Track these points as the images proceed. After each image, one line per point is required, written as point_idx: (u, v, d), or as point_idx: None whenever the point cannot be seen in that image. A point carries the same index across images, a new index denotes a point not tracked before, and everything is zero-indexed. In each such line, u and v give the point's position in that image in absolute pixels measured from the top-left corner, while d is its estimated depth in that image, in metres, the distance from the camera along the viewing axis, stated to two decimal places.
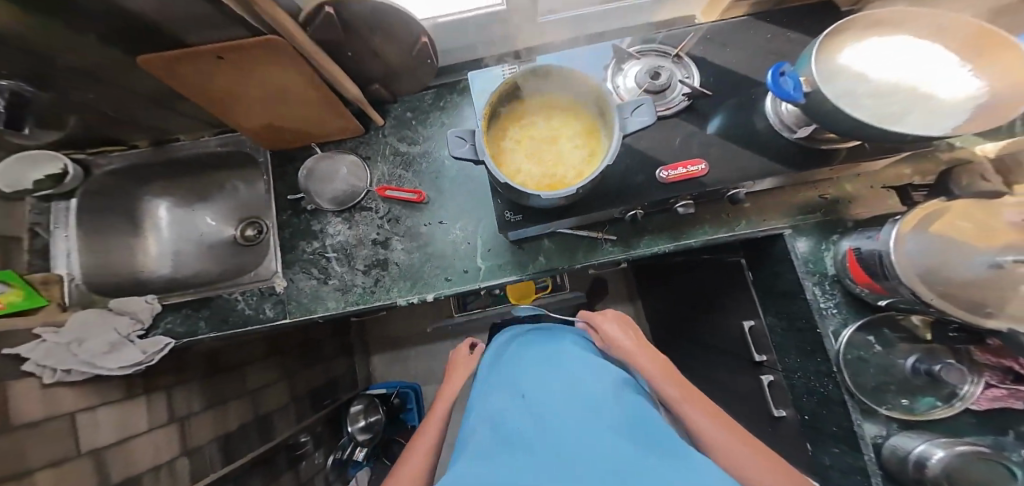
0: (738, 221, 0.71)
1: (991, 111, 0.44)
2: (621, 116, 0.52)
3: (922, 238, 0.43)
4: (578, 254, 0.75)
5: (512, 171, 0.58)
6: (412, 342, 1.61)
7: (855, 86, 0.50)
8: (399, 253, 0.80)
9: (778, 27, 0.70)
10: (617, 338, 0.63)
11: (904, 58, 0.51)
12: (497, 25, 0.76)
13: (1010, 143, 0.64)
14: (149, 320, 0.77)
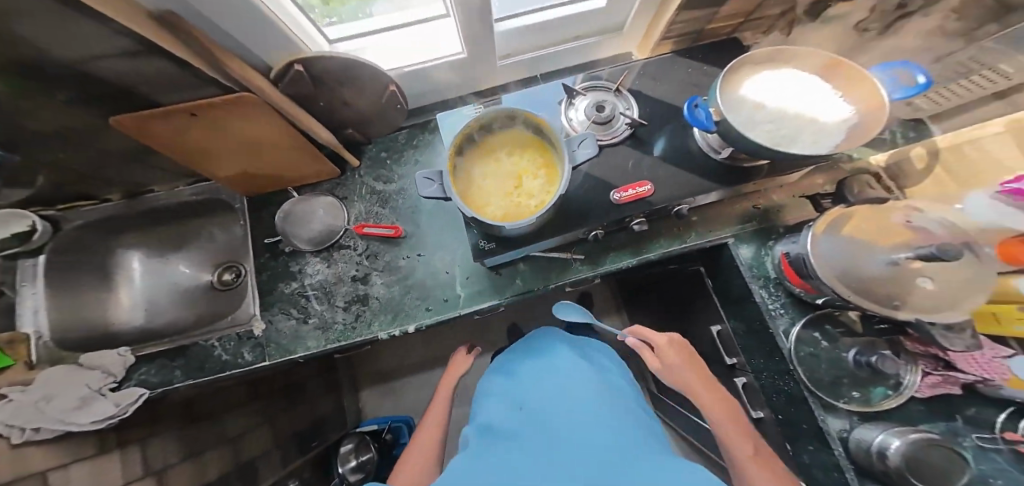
0: (689, 233, 0.77)
1: (857, 132, 0.54)
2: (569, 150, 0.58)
3: (836, 241, 0.53)
4: (550, 275, 0.79)
5: (478, 205, 0.62)
6: (403, 374, 1.59)
7: (756, 113, 0.59)
8: (379, 287, 0.82)
9: (696, 62, 0.80)
10: (683, 371, 0.62)
11: (791, 86, 0.60)
12: (459, 72, 0.82)
13: (894, 153, 0.73)
14: (122, 373, 0.75)
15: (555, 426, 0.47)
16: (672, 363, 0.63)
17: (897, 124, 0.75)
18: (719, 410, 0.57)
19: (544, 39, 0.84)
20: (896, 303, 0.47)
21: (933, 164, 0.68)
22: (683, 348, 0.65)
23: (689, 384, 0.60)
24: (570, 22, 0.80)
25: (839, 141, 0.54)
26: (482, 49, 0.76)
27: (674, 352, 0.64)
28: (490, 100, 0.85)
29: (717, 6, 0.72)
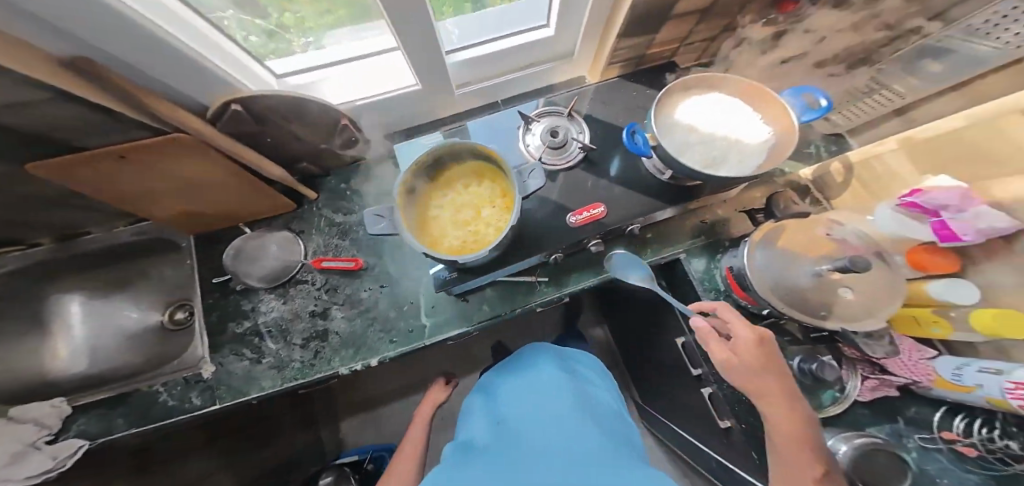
0: (645, 251, 0.79)
1: (774, 153, 0.60)
2: (520, 180, 0.60)
3: (768, 252, 0.59)
4: (517, 300, 0.79)
5: (434, 239, 0.62)
6: (382, 401, 1.51)
7: (687, 138, 0.63)
8: (339, 322, 0.80)
9: (641, 86, 0.85)
10: (761, 375, 0.50)
11: (718, 109, 0.65)
12: (419, 103, 0.83)
13: (818, 168, 0.77)
14: (57, 425, 0.70)
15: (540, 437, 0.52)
16: (751, 364, 0.50)
17: (821, 139, 0.81)
18: (792, 426, 0.47)
19: (499, 68, 0.87)
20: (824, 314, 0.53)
21: (851, 178, 0.72)
22: (768, 347, 0.52)
23: (762, 389, 0.49)
24: (522, 51, 0.83)
25: (756, 166, 0.60)
26: (437, 83, 0.78)
27: (756, 352, 0.51)
28: (452, 128, 0.86)
29: (653, 33, 0.77)
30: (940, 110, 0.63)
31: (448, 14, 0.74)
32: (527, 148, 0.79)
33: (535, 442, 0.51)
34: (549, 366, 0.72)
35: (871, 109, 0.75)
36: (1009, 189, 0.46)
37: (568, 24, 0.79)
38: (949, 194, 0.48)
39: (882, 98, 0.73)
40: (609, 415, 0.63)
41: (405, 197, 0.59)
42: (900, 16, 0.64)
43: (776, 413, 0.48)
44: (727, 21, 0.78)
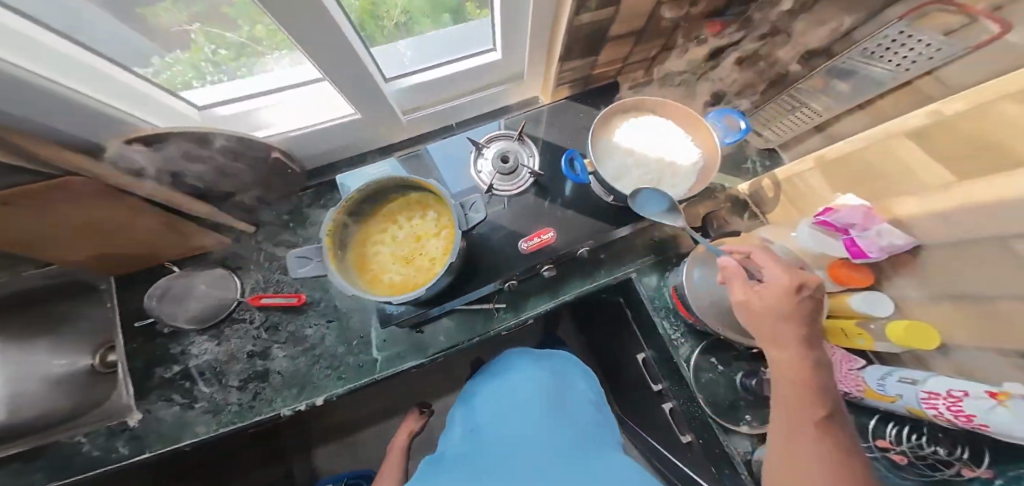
0: (600, 271, 0.78)
1: (703, 173, 0.62)
2: (462, 211, 0.55)
3: (704, 270, 0.64)
4: (476, 327, 0.75)
5: (372, 277, 0.58)
6: (352, 428, 1.35)
7: (624, 162, 0.65)
8: (281, 360, 0.75)
9: (585, 106, 0.88)
10: (775, 321, 0.42)
11: (652, 131, 0.67)
12: (360, 130, 0.78)
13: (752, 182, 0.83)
14: None
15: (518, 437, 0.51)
16: (764, 308, 0.43)
17: (755, 153, 0.88)
18: (798, 375, 0.40)
19: (447, 93, 0.82)
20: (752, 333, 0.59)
21: (781, 194, 0.76)
22: (806, 297, 0.42)
23: (775, 335, 0.43)
24: (469, 76, 0.79)
25: (686, 190, 0.62)
26: (378, 113, 0.73)
27: (775, 299, 0.42)
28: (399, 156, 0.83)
29: (593, 55, 0.77)
30: (855, 128, 0.66)
31: (397, 35, 0.67)
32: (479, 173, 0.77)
33: (508, 445, 0.51)
34: (524, 365, 0.71)
35: (794, 126, 0.79)
36: (934, 203, 0.47)
37: (515, 48, 0.75)
38: (856, 212, 0.53)
39: (800, 117, 0.76)
40: (588, 411, 0.63)
41: (337, 234, 0.55)
42: (814, 39, 0.67)
43: (783, 359, 0.42)
44: (662, 40, 0.79)
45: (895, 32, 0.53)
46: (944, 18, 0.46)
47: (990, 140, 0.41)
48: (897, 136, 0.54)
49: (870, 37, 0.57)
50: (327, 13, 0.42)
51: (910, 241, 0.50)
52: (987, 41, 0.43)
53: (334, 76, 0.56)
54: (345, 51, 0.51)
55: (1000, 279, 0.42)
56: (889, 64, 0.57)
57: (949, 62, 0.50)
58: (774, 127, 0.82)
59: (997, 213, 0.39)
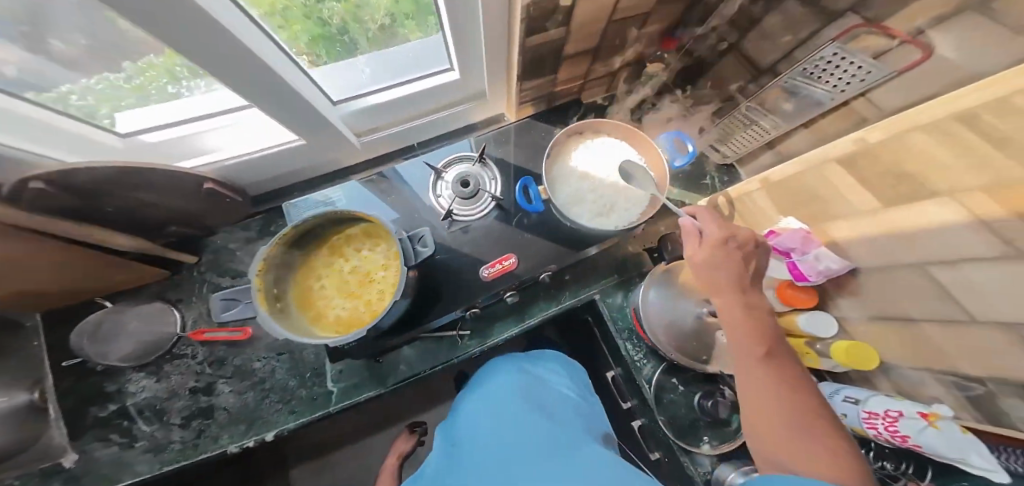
0: (564, 293, 0.77)
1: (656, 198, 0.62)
2: (408, 245, 0.53)
3: (664, 292, 0.67)
4: (439, 355, 0.72)
5: (316, 314, 0.55)
6: (329, 451, 1.24)
7: (578, 186, 0.65)
8: (227, 396, 0.71)
9: (549, 124, 0.85)
10: (712, 272, 0.49)
11: (607, 155, 0.66)
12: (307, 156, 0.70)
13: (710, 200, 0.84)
14: None
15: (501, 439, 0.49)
16: (705, 262, 0.50)
17: (714, 169, 0.89)
18: (735, 318, 0.46)
19: (404, 113, 0.76)
20: (705, 358, 0.62)
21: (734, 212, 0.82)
22: (732, 246, 0.50)
23: (715, 283, 0.49)
24: (426, 96, 0.73)
25: (641, 213, 0.62)
26: (325, 139, 0.66)
27: (710, 252, 0.50)
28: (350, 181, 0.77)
29: (552, 73, 0.72)
30: (803, 146, 0.67)
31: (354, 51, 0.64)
32: (440, 198, 0.74)
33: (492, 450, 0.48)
34: (501, 374, 0.68)
35: (746, 143, 0.78)
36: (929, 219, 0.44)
37: (473, 66, 0.70)
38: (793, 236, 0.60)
39: (749, 135, 0.76)
40: (568, 405, 0.63)
41: (271, 274, 0.51)
42: (771, 58, 0.65)
43: (722, 307, 0.48)
44: (620, 59, 0.75)
45: (828, 53, 0.53)
46: (872, 41, 0.47)
47: (911, 173, 0.46)
48: (828, 164, 0.58)
49: (805, 58, 0.57)
50: (241, 43, 0.40)
51: (840, 265, 0.57)
52: (915, 62, 0.44)
53: (266, 104, 0.53)
54: (270, 79, 0.48)
55: (960, 294, 0.44)
56: (828, 84, 0.57)
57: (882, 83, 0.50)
58: (730, 143, 0.81)
59: (948, 240, 0.43)
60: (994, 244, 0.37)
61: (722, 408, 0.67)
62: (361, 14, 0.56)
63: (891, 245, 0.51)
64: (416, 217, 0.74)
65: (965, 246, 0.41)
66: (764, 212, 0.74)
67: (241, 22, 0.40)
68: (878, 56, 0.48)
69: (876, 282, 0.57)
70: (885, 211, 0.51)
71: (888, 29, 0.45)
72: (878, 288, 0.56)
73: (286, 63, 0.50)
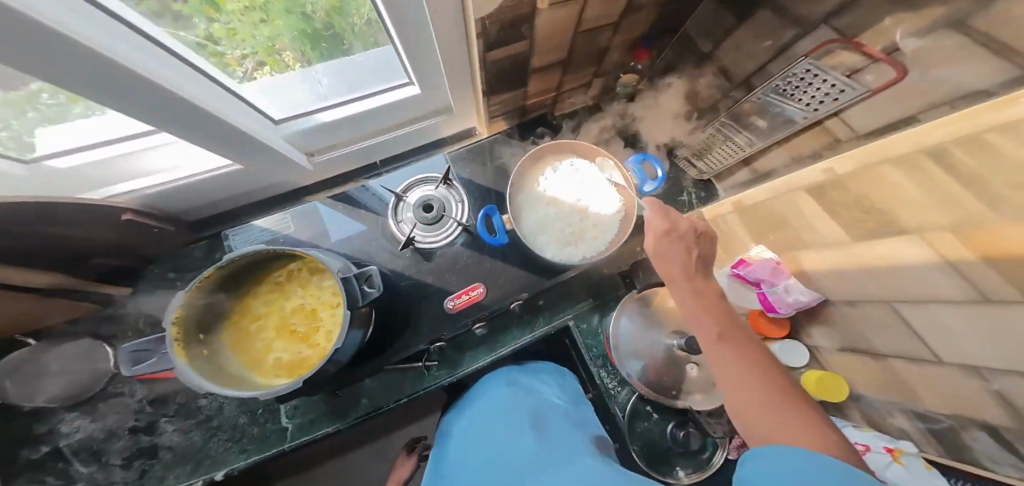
0: (539, 319, 0.72)
1: (628, 224, 0.59)
2: (353, 287, 0.49)
3: (636, 320, 0.66)
4: (404, 388, 0.68)
5: (254, 359, 0.52)
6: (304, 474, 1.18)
7: (541, 212, 0.61)
8: (172, 434, 0.66)
9: (520, 139, 0.80)
10: (664, 263, 0.47)
11: (576, 178, 0.62)
12: (243, 181, 0.61)
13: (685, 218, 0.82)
14: None
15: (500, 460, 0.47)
16: (656, 255, 0.47)
17: (691, 185, 0.85)
18: (691, 306, 0.44)
19: (359, 132, 0.66)
20: (675, 392, 0.61)
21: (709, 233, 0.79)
22: (677, 233, 0.47)
23: (670, 274, 0.46)
24: (382, 112, 0.64)
25: (609, 242, 0.59)
26: (265, 164, 0.59)
27: (656, 243, 0.48)
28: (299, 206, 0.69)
29: (521, 87, 0.66)
30: (778, 166, 0.64)
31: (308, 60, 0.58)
32: (401, 224, 0.68)
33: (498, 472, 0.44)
34: (493, 390, 0.63)
35: (721, 160, 0.75)
36: (910, 261, 0.40)
37: (431, 79, 0.60)
38: (766, 266, 0.61)
39: (722, 151, 0.72)
40: (560, 405, 0.59)
41: (190, 323, 0.47)
42: (747, 72, 0.61)
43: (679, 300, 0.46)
44: (593, 69, 0.70)
45: (801, 70, 0.50)
46: (848, 57, 0.44)
47: (879, 207, 0.43)
48: (794, 192, 0.56)
49: (778, 74, 0.53)
50: (145, 75, 0.35)
51: (812, 297, 0.58)
52: (890, 81, 0.41)
53: (201, 140, 0.48)
54: (197, 115, 0.43)
55: (931, 330, 0.43)
56: (801, 102, 0.53)
57: (855, 106, 0.48)
58: (705, 159, 0.78)
59: (916, 278, 0.41)
60: (966, 287, 0.35)
61: (694, 439, 0.64)
62: (345, 6, 0.48)
63: (859, 277, 0.49)
64: (371, 246, 0.68)
65: (934, 286, 0.39)
66: (737, 235, 0.72)
67: (134, 47, 0.35)
68: (851, 74, 0.45)
69: (848, 310, 0.55)
70: (852, 244, 0.48)
71: (863, 46, 0.42)
72: (851, 316, 0.55)
73: (211, 88, 0.46)
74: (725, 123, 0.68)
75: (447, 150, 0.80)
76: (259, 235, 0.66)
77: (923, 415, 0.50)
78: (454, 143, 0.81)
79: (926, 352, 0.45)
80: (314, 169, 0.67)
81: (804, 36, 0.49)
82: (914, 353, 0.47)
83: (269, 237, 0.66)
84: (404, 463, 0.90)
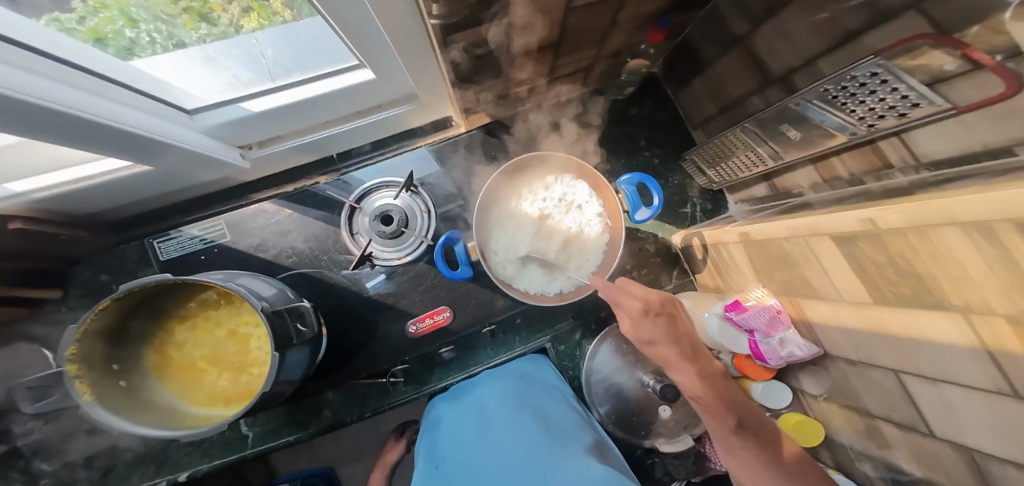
0: (515, 339, 0.67)
1: (611, 254, 0.60)
2: (289, 323, 0.45)
3: (613, 354, 0.65)
4: (369, 402, 0.64)
5: (180, 390, 0.50)
6: None
7: (520, 235, 0.60)
8: (131, 435, 0.64)
9: (504, 132, 0.69)
10: (652, 347, 0.47)
11: (561, 199, 0.61)
12: (163, 182, 0.53)
13: (683, 234, 0.74)
14: None
15: (479, 466, 0.43)
16: (643, 337, 0.48)
17: (698, 195, 0.75)
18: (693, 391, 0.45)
19: (301, 122, 0.55)
20: (645, 433, 0.63)
21: (709, 258, 0.69)
22: (655, 308, 0.48)
23: (661, 357, 0.47)
24: (329, 101, 0.52)
25: (589, 275, 0.60)
26: (185, 165, 0.50)
27: (639, 326, 0.48)
28: (240, 209, 0.61)
29: (500, 74, 0.53)
30: (805, 186, 0.54)
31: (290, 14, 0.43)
32: (357, 236, 0.62)
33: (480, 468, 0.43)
34: (490, 381, 0.58)
35: (736, 171, 0.63)
36: (942, 333, 0.33)
37: (382, 63, 0.47)
38: (763, 314, 0.55)
39: (740, 161, 0.60)
40: (557, 407, 0.54)
41: (98, 359, 0.44)
42: (788, 65, 0.47)
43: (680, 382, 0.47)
44: (593, 50, 0.55)
45: (858, 76, 0.35)
46: (933, 59, 0.29)
47: (918, 273, 0.34)
48: (813, 237, 0.45)
49: (827, 77, 0.38)
50: (39, 103, 0.29)
51: (809, 352, 0.52)
52: (989, 99, 0.26)
53: (118, 153, 0.41)
54: (99, 131, 0.36)
55: (935, 407, 0.37)
56: (852, 115, 0.39)
57: (914, 131, 0.36)
58: (718, 168, 0.66)
59: (944, 356, 0.33)
60: (1001, 381, 0.28)
61: (658, 467, 0.68)
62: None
63: (874, 343, 0.42)
64: (322, 262, 0.62)
65: (963, 372, 0.32)
66: (741, 269, 0.62)
67: (45, 77, 0.31)
68: (934, 82, 0.30)
69: (847, 362, 0.48)
70: (874, 305, 0.40)
71: (965, 47, 0.27)
72: (847, 369, 0.49)
73: (123, 97, 0.39)
74: (748, 128, 0.54)
75: (416, 145, 0.69)
76: (196, 244, 0.59)
77: (893, 466, 0.47)
78: (427, 136, 0.70)
79: (920, 420, 0.40)
80: (248, 164, 0.57)
81: (868, 23, 0.35)
82: (906, 420, 0.42)
83: (201, 246, 0.59)
84: (390, 448, 0.80)
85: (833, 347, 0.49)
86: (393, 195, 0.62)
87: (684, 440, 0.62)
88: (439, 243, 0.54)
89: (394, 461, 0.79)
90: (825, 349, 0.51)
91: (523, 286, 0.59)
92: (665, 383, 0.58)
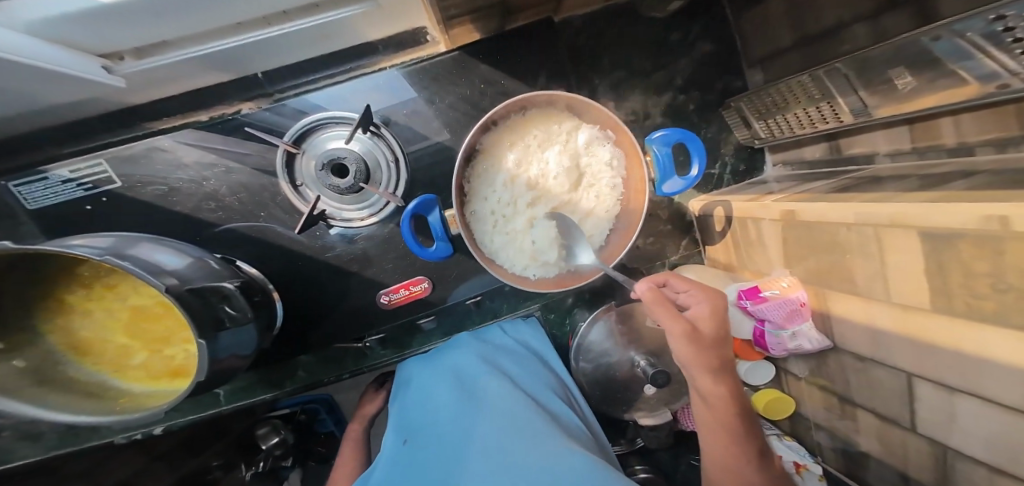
0: (503, 306, 0.61)
1: (624, 228, 0.49)
2: (219, 305, 0.36)
3: (608, 332, 0.59)
4: (345, 365, 0.58)
5: (110, 363, 0.43)
6: None
7: (515, 200, 0.49)
8: None
9: (501, 56, 0.53)
10: (710, 344, 0.42)
11: (569, 159, 0.49)
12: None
13: (707, 199, 0.65)
14: None
15: (457, 424, 0.42)
16: (706, 330, 0.43)
17: (732, 153, 0.64)
18: (727, 399, 0.42)
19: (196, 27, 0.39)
20: (627, 407, 0.62)
21: (728, 231, 0.61)
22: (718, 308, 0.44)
23: (706, 358, 0.42)
24: (238, 4, 0.36)
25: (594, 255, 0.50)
26: (15, 81, 0.34)
27: (716, 318, 0.43)
28: (130, 144, 0.47)
29: None
30: (881, 152, 0.44)
31: None
32: (302, 189, 0.50)
33: (448, 446, 0.40)
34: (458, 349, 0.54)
35: (790, 127, 0.53)
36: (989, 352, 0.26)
37: None
38: (784, 308, 0.49)
39: (801, 114, 0.49)
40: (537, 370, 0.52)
41: None
42: None
43: (711, 390, 0.42)
44: None
45: None
46: None
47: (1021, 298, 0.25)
48: (893, 228, 0.34)
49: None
50: None
51: (818, 346, 0.48)
52: None
53: None
54: None
55: (933, 409, 0.35)
56: (1021, 57, 0.25)
57: None
58: (768, 120, 0.56)
59: (981, 385, 0.28)
60: None
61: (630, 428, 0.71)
62: None
63: (896, 342, 0.37)
64: (260, 219, 0.50)
65: (1003, 389, 0.26)
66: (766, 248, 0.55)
67: None
68: None
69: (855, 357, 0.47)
70: (922, 312, 0.33)
71: None
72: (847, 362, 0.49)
73: None
74: (836, 70, 0.41)
75: (381, 67, 0.53)
76: (63, 194, 0.46)
77: (851, 437, 0.51)
78: (396, 56, 0.54)
79: (903, 416, 0.40)
80: (108, 76, 0.41)
81: None
82: (892, 416, 0.42)
83: (82, 194, 0.46)
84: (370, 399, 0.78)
85: (846, 341, 0.46)
86: (346, 136, 0.49)
87: (664, 415, 0.61)
88: (408, 212, 0.44)
89: (373, 412, 0.77)
90: (836, 343, 0.47)
91: (513, 260, 0.49)
92: (658, 368, 0.52)
